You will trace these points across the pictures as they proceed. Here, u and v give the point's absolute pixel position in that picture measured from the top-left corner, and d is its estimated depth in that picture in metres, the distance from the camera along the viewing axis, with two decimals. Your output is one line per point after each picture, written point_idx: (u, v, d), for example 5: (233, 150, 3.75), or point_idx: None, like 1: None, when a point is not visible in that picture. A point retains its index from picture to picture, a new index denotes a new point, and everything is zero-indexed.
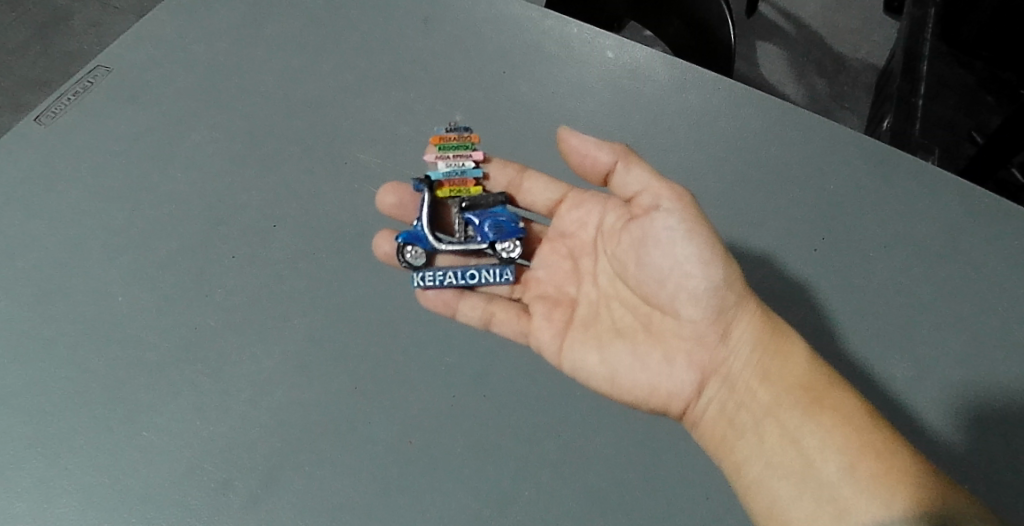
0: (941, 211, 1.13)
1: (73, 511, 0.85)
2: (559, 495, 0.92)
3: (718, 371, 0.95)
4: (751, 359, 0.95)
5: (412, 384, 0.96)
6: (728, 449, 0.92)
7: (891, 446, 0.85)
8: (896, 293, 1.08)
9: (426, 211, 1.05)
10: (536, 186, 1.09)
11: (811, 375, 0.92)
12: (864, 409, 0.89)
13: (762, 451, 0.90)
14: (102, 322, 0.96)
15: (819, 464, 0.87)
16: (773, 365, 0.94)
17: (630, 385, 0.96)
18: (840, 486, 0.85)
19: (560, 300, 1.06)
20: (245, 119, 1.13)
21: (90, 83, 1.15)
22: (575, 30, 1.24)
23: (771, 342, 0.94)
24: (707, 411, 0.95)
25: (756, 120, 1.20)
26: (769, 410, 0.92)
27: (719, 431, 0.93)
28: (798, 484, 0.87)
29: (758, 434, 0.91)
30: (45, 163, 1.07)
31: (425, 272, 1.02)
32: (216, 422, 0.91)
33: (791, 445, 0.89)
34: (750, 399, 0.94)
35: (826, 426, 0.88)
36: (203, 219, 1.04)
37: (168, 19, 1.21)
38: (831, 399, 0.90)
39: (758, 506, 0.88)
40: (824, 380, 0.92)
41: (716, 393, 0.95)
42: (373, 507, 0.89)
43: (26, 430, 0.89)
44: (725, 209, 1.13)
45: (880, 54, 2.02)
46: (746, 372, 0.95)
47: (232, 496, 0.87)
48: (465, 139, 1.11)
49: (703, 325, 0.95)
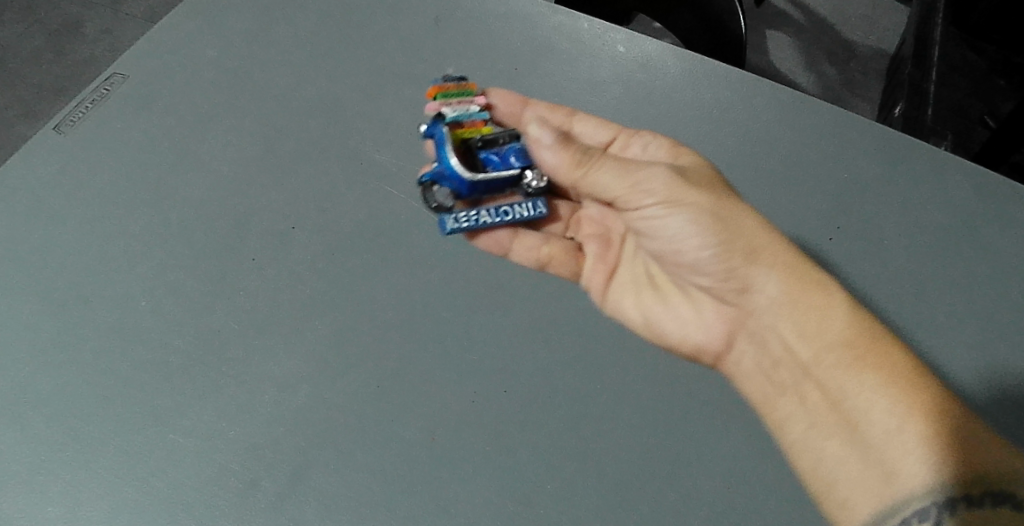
0: (955, 196, 1.13)
1: (105, 513, 0.88)
2: (583, 486, 0.92)
3: (750, 326, 0.99)
4: (788, 320, 0.94)
5: (433, 380, 0.97)
6: (772, 407, 0.95)
7: (942, 407, 0.82)
8: (915, 278, 1.07)
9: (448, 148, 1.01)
10: (584, 129, 1.11)
11: (853, 332, 0.89)
12: (914, 368, 0.85)
13: (805, 414, 0.91)
14: (127, 326, 0.99)
15: (864, 426, 0.85)
16: (811, 324, 0.92)
17: (673, 341, 1.02)
18: (886, 449, 0.83)
19: (611, 240, 1.13)
20: (260, 121, 1.15)
21: (106, 90, 1.17)
22: (585, 25, 1.26)
23: (814, 306, 0.92)
24: (747, 365, 0.99)
25: (768, 109, 1.20)
26: (810, 370, 0.91)
27: (761, 388, 0.97)
28: (842, 445, 0.87)
29: (800, 394, 0.92)
30: (66, 172, 1.10)
31: (458, 213, 1.02)
32: (241, 422, 0.93)
33: (833, 407, 0.88)
34: (791, 358, 0.94)
35: (869, 385, 0.86)
36: (221, 223, 1.06)
37: (182, 27, 1.24)
38: (878, 359, 0.87)
39: (802, 466, 0.89)
40: (868, 338, 0.88)
41: (751, 349, 0.99)
42: (398, 504, 0.90)
43: (56, 434, 0.92)
44: (741, 197, 1.13)
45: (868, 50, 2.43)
46: (784, 330, 0.94)
47: (259, 495, 0.90)
48: (465, 87, 1.11)
49: (722, 285, 0.99)
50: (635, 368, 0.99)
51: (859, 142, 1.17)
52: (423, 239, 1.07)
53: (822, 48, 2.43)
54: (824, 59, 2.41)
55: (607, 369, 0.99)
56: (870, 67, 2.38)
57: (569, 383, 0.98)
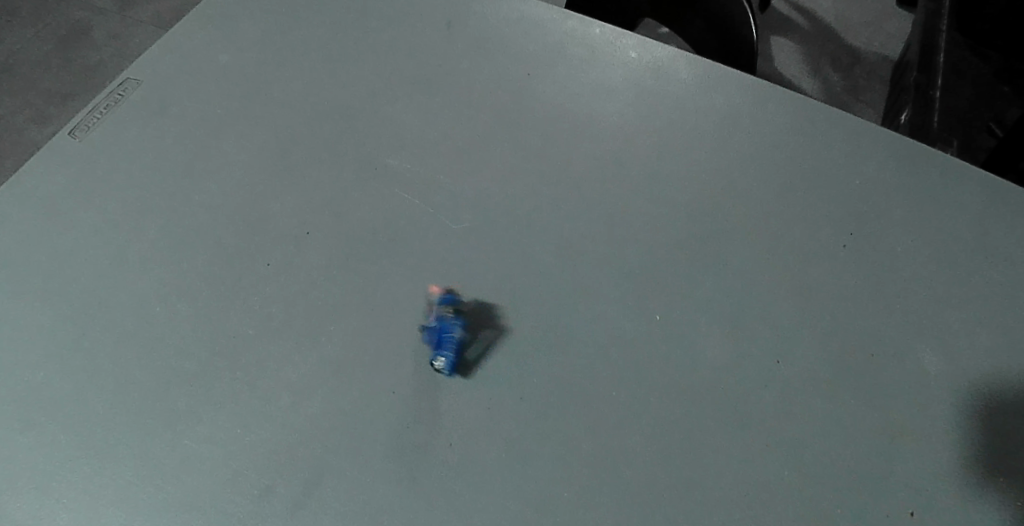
0: (967, 203, 1.14)
1: (120, 519, 0.88)
2: (599, 494, 0.92)
3: (811, 361, 1.01)
4: (865, 376, 1.00)
5: (448, 386, 0.97)
6: (836, 434, 0.97)
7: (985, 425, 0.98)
8: (928, 286, 1.07)
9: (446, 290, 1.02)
10: (621, 133, 1.17)
11: (927, 376, 1.01)
12: (961, 415, 0.98)
13: (875, 454, 0.95)
14: (141, 331, 0.99)
15: (940, 466, 0.95)
16: (888, 387, 1.00)
17: (718, 356, 1.01)
18: (961, 477, 0.94)
19: (653, 245, 1.09)
20: (273, 127, 1.15)
21: (120, 95, 1.18)
22: (597, 31, 1.26)
23: (835, 323, 1.04)
24: (807, 391, 0.99)
25: (781, 116, 1.20)
26: (885, 432, 0.97)
27: (822, 415, 0.97)
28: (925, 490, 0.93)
29: (868, 436, 0.96)
30: (80, 177, 1.10)
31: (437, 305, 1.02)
32: (256, 429, 0.93)
33: (907, 461, 0.95)
34: (860, 411, 0.98)
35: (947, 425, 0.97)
36: (236, 229, 1.06)
37: (195, 32, 1.24)
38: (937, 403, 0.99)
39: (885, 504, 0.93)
40: (925, 393, 0.99)
41: (809, 376, 1.00)
42: (415, 511, 0.90)
43: (70, 440, 0.92)
44: (755, 204, 1.13)
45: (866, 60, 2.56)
46: (854, 386, 1.00)
47: (274, 501, 0.89)
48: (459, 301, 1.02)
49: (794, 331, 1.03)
50: (650, 376, 0.99)
51: (871, 150, 1.18)
52: (436, 245, 1.06)
53: (823, 54, 2.59)
54: (826, 65, 2.56)
55: (621, 377, 0.99)
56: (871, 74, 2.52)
57: (584, 391, 0.98)
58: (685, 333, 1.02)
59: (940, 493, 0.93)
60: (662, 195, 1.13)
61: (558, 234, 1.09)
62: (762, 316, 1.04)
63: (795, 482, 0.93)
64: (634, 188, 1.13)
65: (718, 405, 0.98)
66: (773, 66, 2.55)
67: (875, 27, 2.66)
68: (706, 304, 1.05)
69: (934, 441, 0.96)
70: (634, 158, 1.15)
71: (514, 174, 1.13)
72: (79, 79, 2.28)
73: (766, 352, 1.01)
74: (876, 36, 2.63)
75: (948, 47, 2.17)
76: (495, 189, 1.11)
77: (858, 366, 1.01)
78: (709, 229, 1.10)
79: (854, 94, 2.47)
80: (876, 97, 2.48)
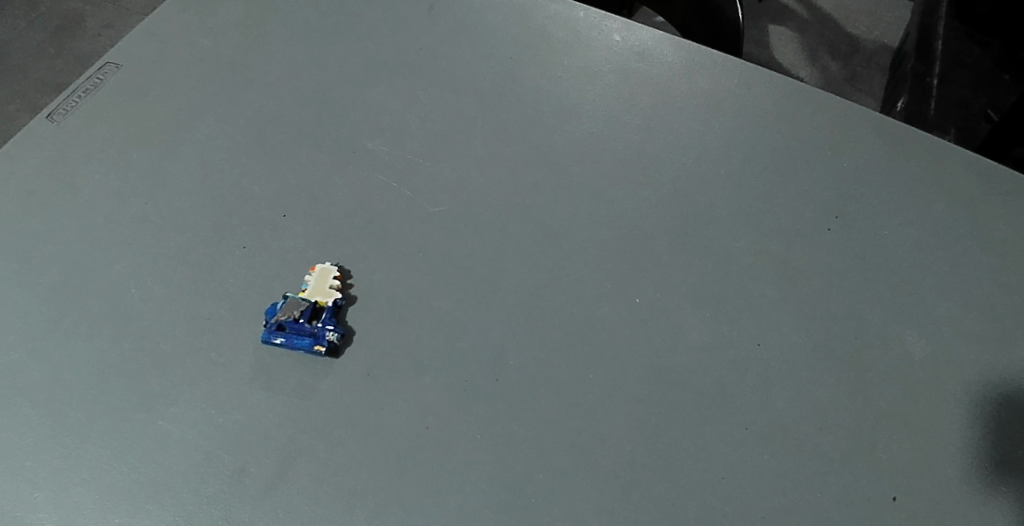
0: (953, 186, 1.12)
1: (94, 501, 0.88)
2: (576, 476, 0.91)
3: (798, 346, 1.00)
4: (852, 360, 1.00)
5: (425, 368, 0.96)
6: (824, 419, 0.96)
7: (974, 409, 0.97)
8: (912, 270, 1.06)
9: (315, 284, 1.00)
10: (607, 119, 1.16)
11: (917, 360, 1.00)
12: (950, 399, 0.98)
13: (863, 439, 0.95)
14: (117, 313, 0.98)
15: (928, 450, 0.94)
16: (878, 372, 0.99)
17: (703, 341, 1.00)
18: (949, 461, 0.94)
19: (638, 230, 1.08)
20: (253, 110, 1.14)
21: (99, 79, 1.17)
22: (581, 14, 1.25)
23: (823, 307, 1.03)
24: (795, 377, 0.98)
25: (765, 98, 1.19)
26: (873, 416, 0.96)
27: (808, 399, 0.97)
28: (911, 474, 0.93)
29: (855, 421, 0.96)
30: (58, 161, 1.10)
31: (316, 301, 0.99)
32: (231, 411, 0.93)
33: (893, 446, 0.94)
34: (848, 395, 0.97)
35: (935, 409, 0.97)
36: (214, 212, 1.06)
37: (176, 17, 1.23)
38: (926, 386, 0.98)
39: (871, 489, 0.92)
40: (914, 378, 0.99)
41: (797, 360, 0.99)
42: (390, 493, 0.89)
43: (44, 422, 0.92)
44: (738, 186, 1.12)
45: (861, 49, 2.54)
46: (843, 369, 0.99)
47: (249, 483, 0.89)
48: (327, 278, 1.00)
49: (780, 316, 1.02)
50: (628, 359, 0.98)
51: (856, 132, 1.16)
52: (415, 228, 1.06)
53: (823, 43, 2.56)
54: (824, 53, 2.54)
55: (599, 359, 0.98)
56: (868, 63, 2.51)
57: (561, 373, 0.97)
58: (664, 315, 1.01)
59: (920, 477, 0.93)
60: (643, 177, 1.12)
61: (538, 216, 1.08)
62: (743, 299, 1.03)
63: (777, 466, 0.93)
64: (616, 170, 1.12)
65: (697, 388, 0.97)
66: (771, 53, 2.53)
67: (873, 17, 2.64)
68: (686, 286, 1.04)
69: (915, 425, 0.96)
70: (616, 140, 1.14)
71: (495, 157, 1.12)
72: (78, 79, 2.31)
73: (745, 335, 1.01)
74: (874, 25, 2.61)
75: (947, 36, 2.16)
76: (475, 171, 1.11)
77: (839, 350, 1.00)
78: (691, 212, 1.09)
79: (852, 82, 2.45)
80: (874, 85, 2.46)
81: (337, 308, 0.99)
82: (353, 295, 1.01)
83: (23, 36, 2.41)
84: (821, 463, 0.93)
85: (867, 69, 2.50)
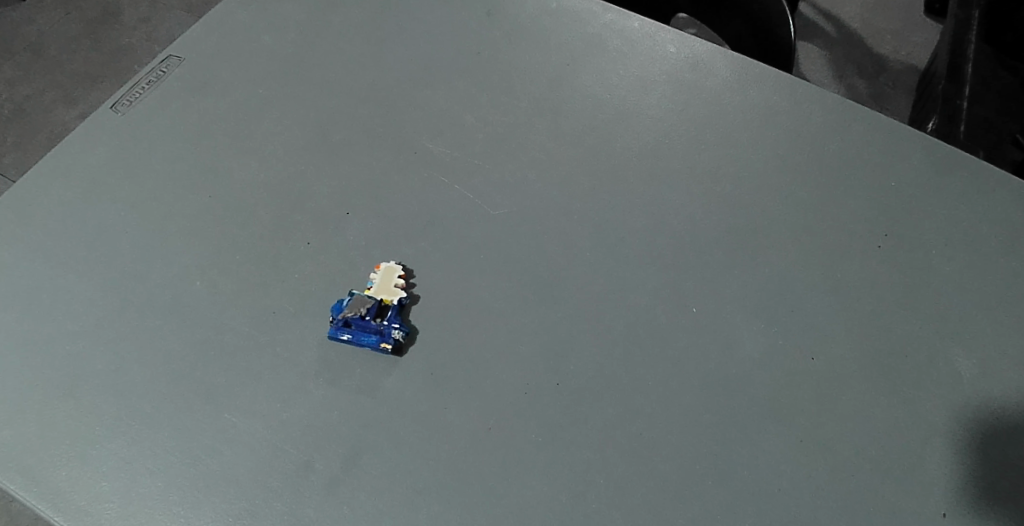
0: (1008, 205, 1.13)
1: (159, 490, 0.88)
2: (636, 482, 0.92)
3: (855, 359, 1.01)
4: (909, 375, 1.00)
5: (487, 370, 0.97)
6: (881, 434, 0.96)
7: None
8: (967, 287, 1.07)
9: (383, 282, 1.00)
10: (662, 129, 1.17)
11: (975, 377, 1.00)
12: (1007, 417, 0.98)
13: (921, 454, 0.95)
14: (181, 305, 0.99)
15: (986, 468, 0.94)
16: (935, 388, 0.99)
17: (762, 352, 1.00)
18: (1006, 479, 0.94)
19: (695, 240, 1.08)
20: (313, 109, 1.16)
21: (162, 72, 1.19)
22: (636, 24, 1.26)
23: (879, 322, 1.04)
24: (852, 391, 0.99)
25: (819, 113, 1.20)
26: (930, 431, 0.96)
27: (866, 413, 0.97)
28: (969, 492, 0.93)
29: (913, 436, 0.96)
30: (123, 152, 1.11)
31: (384, 299, 0.99)
32: (294, 405, 0.93)
33: (952, 462, 0.95)
34: (906, 410, 0.98)
35: (993, 426, 0.97)
36: (276, 207, 1.07)
37: (237, 16, 1.25)
38: (983, 403, 0.98)
39: (930, 504, 0.92)
40: (970, 394, 0.99)
41: (854, 374, 1.00)
42: (452, 493, 0.89)
43: (110, 410, 0.93)
44: (794, 200, 1.13)
45: (890, 68, 2.57)
46: (899, 384, 0.99)
47: (313, 477, 0.90)
48: (392, 277, 1.01)
49: (838, 329, 1.03)
50: (688, 368, 0.99)
51: (911, 150, 1.17)
52: (475, 231, 1.07)
53: (849, 61, 2.59)
54: (852, 72, 2.56)
55: (659, 368, 0.99)
56: (896, 82, 2.53)
57: (620, 379, 0.98)
58: (721, 325, 1.02)
59: (977, 495, 0.93)
60: (700, 187, 1.13)
61: (596, 223, 1.09)
62: (800, 312, 1.04)
63: (835, 479, 0.93)
64: (672, 180, 1.13)
65: (755, 398, 0.97)
66: (800, 70, 2.56)
67: (903, 36, 2.65)
68: (744, 296, 1.04)
69: (973, 443, 0.96)
70: (672, 150, 1.15)
71: (553, 163, 1.13)
72: (116, 73, 2.34)
73: (803, 347, 1.01)
74: (903, 44, 2.63)
75: (977, 58, 2.18)
76: (534, 176, 1.12)
77: (895, 365, 1.01)
78: (747, 223, 1.10)
79: (879, 102, 2.48)
80: (901, 105, 2.49)
81: (401, 307, 1.00)
82: (416, 294, 1.01)
83: (64, 31, 2.46)
84: (877, 478, 0.94)
85: (895, 88, 2.53)
